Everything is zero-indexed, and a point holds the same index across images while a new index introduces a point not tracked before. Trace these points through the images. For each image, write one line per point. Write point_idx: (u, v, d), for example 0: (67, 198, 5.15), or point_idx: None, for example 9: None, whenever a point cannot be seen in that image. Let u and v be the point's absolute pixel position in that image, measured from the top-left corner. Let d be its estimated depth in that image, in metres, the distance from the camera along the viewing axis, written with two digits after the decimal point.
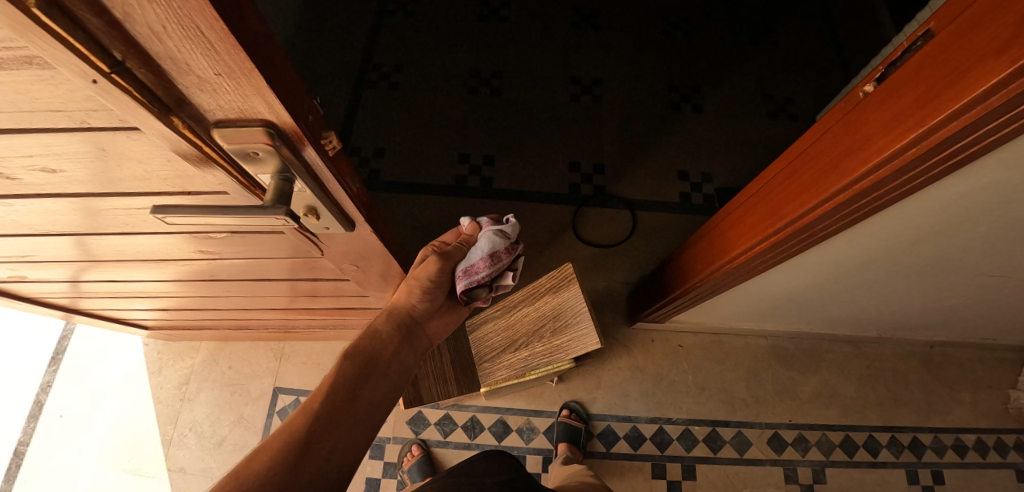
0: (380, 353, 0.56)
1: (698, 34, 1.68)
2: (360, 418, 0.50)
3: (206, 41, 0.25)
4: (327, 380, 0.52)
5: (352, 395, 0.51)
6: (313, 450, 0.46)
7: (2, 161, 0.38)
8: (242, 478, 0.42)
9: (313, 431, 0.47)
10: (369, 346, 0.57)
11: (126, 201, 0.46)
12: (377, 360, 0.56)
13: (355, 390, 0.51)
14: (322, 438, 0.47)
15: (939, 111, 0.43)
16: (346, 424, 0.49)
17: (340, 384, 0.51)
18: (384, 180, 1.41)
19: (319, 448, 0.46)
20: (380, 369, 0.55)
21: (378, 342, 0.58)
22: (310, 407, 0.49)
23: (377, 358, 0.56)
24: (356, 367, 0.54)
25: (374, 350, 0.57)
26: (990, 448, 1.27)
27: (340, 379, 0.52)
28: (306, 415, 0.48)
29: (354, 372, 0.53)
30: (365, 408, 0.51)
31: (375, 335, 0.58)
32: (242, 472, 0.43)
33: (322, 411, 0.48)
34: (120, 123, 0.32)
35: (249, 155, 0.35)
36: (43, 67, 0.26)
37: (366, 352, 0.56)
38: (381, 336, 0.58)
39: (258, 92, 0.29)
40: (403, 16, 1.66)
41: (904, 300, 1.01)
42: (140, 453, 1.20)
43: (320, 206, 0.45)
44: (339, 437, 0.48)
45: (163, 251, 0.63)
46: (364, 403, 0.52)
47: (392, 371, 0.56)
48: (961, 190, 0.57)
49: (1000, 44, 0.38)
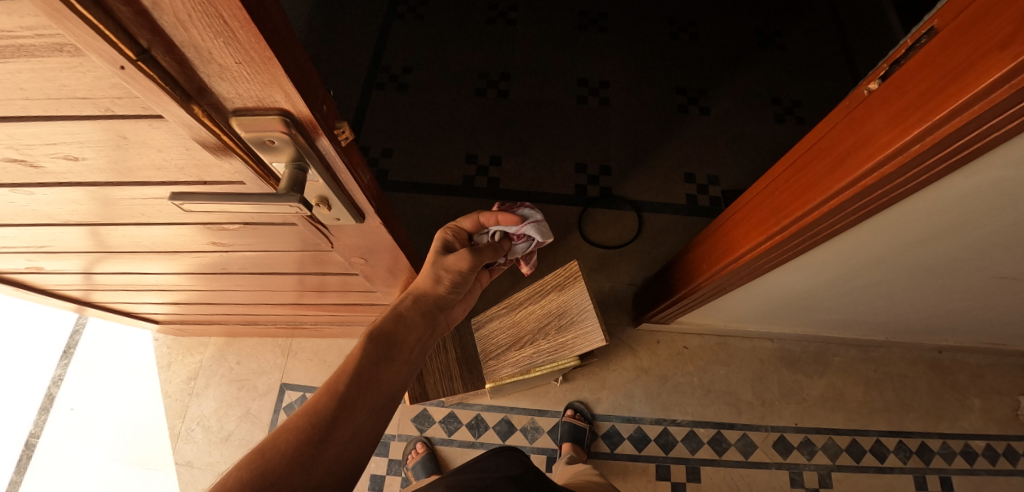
0: (402, 337, 0.56)
1: (705, 37, 1.69)
2: (382, 402, 0.51)
3: (228, 30, 0.26)
4: (349, 362, 0.51)
5: (374, 379, 0.51)
6: (337, 430, 0.46)
7: (26, 149, 0.40)
8: (268, 454, 0.43)
9: (337, 412, 0.47)
10: (393, 328, 0.56)
11: (143, 191, 0.47)
12: (400, 344, 0.55)
13: (378, 374, 0.51)
14: (344, 420, 0.47)
15: (941, 108, 0.44)
16: (368, 406, 0.49)
17: (364, 366, 0.51)
18: (392, 180, 1.43)
19: (344, 428, 0.47)
20: (401, 354, 0.55)
21: (401, 324, 0.57)
22: (335, 388, 0.49)
23: (400, 342, 0.56)
24: (379, 349, 0.53)
25: (397, 334, 0.56)
26: (1000, 454, 1.26)
27: (364, 362, 0.51)
28: (329, 396, 0.48)
29: (377, 355, 0.53)
30: (386, 392, 0.51)
31: (398, 318, 0.58)
32: (268, 448, 0.44)
33: (347, 392, 0.49)
34: (144, 111, 0.33)
35: (265, 143, 0.36)
36: (74, 54, 0.28)
37: (390, 335, 0.55)
38: (405, 320, 0.58)
39: (277, 82, 0.30)
40: (412, 19, 1.67)
41: (913, 303, 1.01)
42: (148, 446, 1.22)
43: (330, 196, 0.46)
44: (362, 419, 0.48)
45: (176, 243, 0.64)
46: (386, 387, 0.52)
47: (412, 357, 0.56)
48: (969, 187, 0.57)
49: (1002, 38, 0.39)
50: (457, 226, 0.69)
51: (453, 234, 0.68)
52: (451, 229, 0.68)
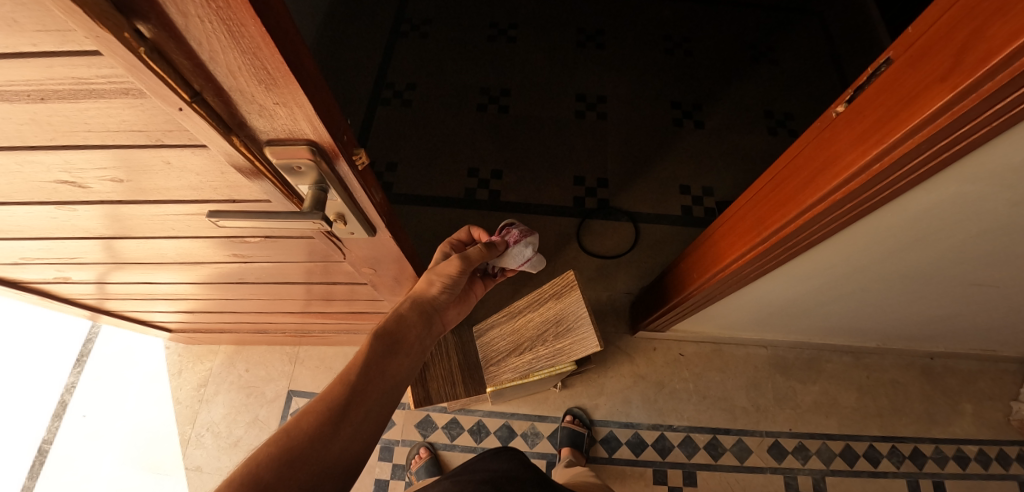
0: (404, 334, 0.60)
1: (699, 53, 1.75)
2: (388, 391, 0.55)
3: (270, 80, 0.32)
4: (359, 354, 0.56)
5: (381, 370, 0.55)
6: (350, 414, 0.51)
7: (78, 172, 0.45)
8: (292, 433, 0.48)
9: (349, 398, 0.52)
10: (396, 326, 0.61)
11: (176, 208, 0.52)
12: (403, 340, 0.60)
13: (384, 366, 0.56)
14: (357, 405, 0.52)
15: (896, 131, 0.49)
16: (377, 394, 0.54)
17: (371, 359, 0.56)
18: (396, 192, 1.48)
19: (356, 411, 0.51)
20: (404, 349, 0.59)
21: (403, 323, 0.62)
22: (347, 377, 0.53)
23: (402, 339, 0.60)
24: (384, 345, 0.58)
25: (400, 331, 0.61)
26: (992, 459, 1.29)
27: (371, 355, 0.56)
28: (343, 384, 0.53)
29: (383, 349, 0.57)
30: (392, 381, 0.56)
31: (400, 318, 0.62)
32: (292, 429, 0.49)
33: (358, 381, 0.53)
34: (190, 141, 0.39)
35: (293, 168, 0.41)
36: (137, 97, 0.33)
37: (393, 332, 0.60)
38: (406, 319, 0.62)
39: (307, 118, 0.35)
40: (415, 37, 1.74)
41: (901, 310, 1.05)
42: (159, 451, 1.26)
43: (347, 213, 0.51)
44: (372, 405, 0.53)
45: (198, 254, 0.69)
46: (392, 378, 0.56)
47: (414, 351, 0.60)
48: (932, 201, 0.62)
49: (942, 72, 0.44)
50: (457, 240, 0.76)
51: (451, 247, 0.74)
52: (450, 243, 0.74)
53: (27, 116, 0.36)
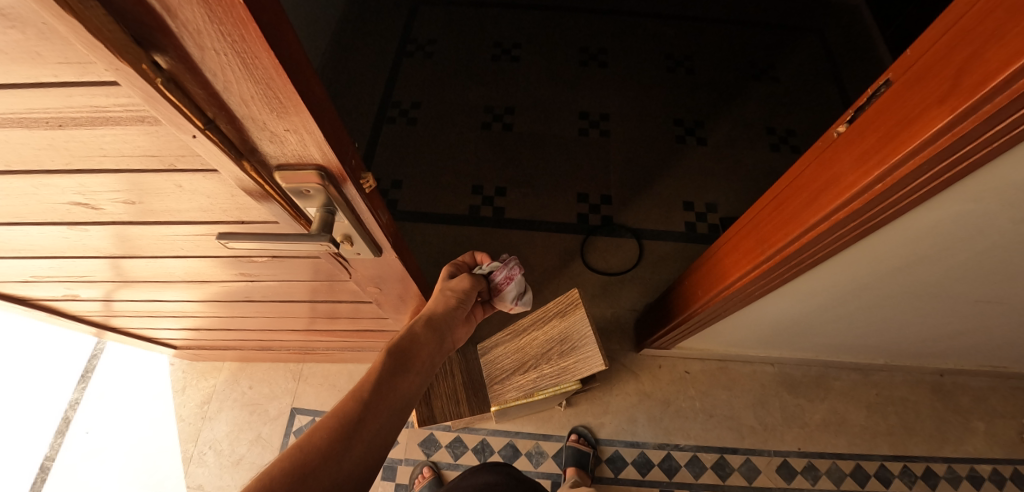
0: (415, 352, 0.60)
1: (701, 71, 1.77)
2: (399, 407, 0.55)
3: (281, 108, 0.33)
4: (372, 371, 0.56)
5: (392, 387, 0.55)
6: (362, 430, 0.51)
7: (92, 194, 0.46)
8: (304, 448, 0.47)
9: (362, 414, 0.52)
10: (407, 344, 0.61)
11: (185, 229, 0.53)
12: (414, 357, 0.60)
13: (395, 382, 0.56)
14: (369, 421, 0.52)
15: (896, 152, 0.49)
16: (387, 410, 0.54)
17: (383, 375, 0.56)
18: (401, 209, 1.49)
19: (368, 427, 0.51)
20: (414, 365, 0.59)
21: (414, 341, 0.62)
22: (360, 393, 0.53)
23: (414, 356, 0.60)
24: (395, 362, 0.58)
25: (411, 348, 0.61)
26: (1007, 479, 1.25)
27: (383, 372, 0.56)
28: (356, 400, 0.53)
29: (394, 366, 0.57)
30: (403, 398, 0.56)
31: (412, 335, 0.62)
32: (305, 444, 0.48)
33: (370, 397, 0.53)
34: (202, 166, 0.40)
35: (302, 192, 0.42)
36: (151, 123, 0.34)
37: (404, 349, 0.60)
38: (418, 337, 0.62)
39: (317, 144, 0.36)
40: (421, 57, 1.77)
41: (909, 326, 1.03)
42: (160, 469, 1.25)
43: (354, 234, 0.52)
44: (383, 421, 0.52)
45: (205, 273, 0.70)
46: (403, 394, 0.56)
47: (425, 368, 0.61)
48: (935, 219, 0.62)
49: (941, 94, 0.44)
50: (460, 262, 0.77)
51: (455, 267, 0.76)
52: (455, 263, 0.76)
53: (46, 142, 0.37)
